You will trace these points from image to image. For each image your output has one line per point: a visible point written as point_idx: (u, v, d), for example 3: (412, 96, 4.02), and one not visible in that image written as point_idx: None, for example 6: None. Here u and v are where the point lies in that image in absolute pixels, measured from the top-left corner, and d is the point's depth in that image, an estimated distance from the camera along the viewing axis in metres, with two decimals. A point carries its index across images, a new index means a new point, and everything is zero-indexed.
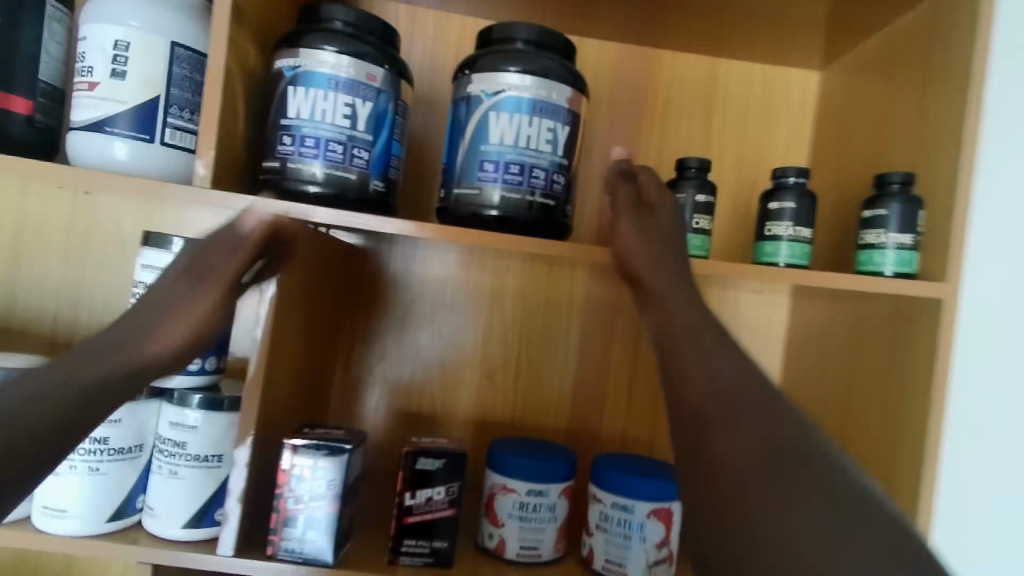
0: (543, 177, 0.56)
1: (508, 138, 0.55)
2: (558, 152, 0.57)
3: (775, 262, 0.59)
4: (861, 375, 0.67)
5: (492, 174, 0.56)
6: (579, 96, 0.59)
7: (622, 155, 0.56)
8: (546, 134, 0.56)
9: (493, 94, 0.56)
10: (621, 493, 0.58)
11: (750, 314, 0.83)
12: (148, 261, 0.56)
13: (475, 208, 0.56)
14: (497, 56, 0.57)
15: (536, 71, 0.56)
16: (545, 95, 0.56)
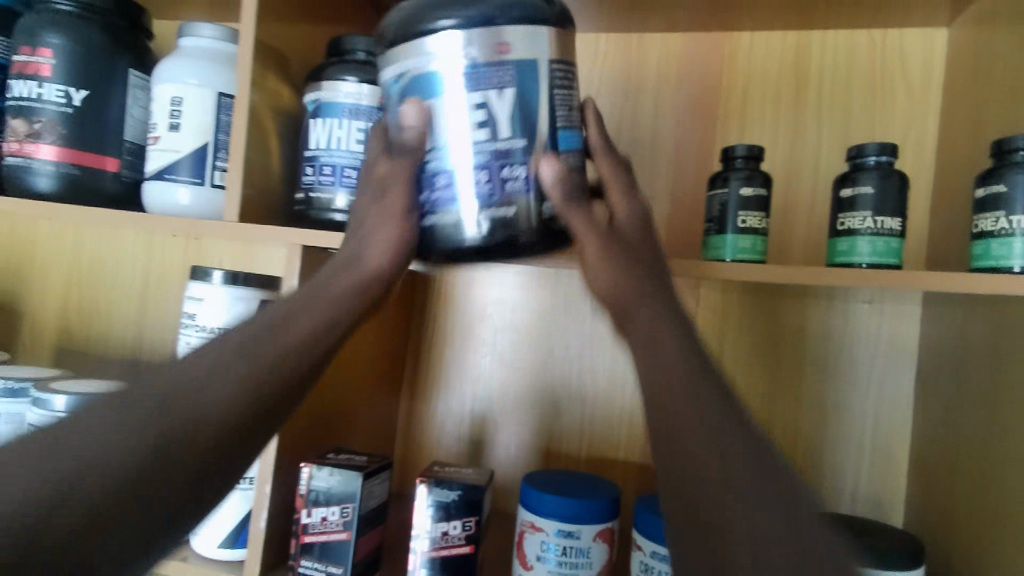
0: (505, 171, 0.39)
1: (450, 134, 0.40)
2: (515, 131, 0.39)
3: (853, 263, 0.48)
4: (1009, 408, 0.50)
5: (441, 188, 0.40)
6: (549, 35, 0.40)
7: (551, 174, 0.39)
8: (477, 114, 0.39)
9: (408, 79, 0.40)
10: (660, 542, 0.52)
11: (867, 331, 0.66)
12: (193, 293, 0.60)
13: (439, 238, 0.41)
14: (421, 7, 0.40)
15: (462, 18, 0.38)
16: (484, 54, 0.38)
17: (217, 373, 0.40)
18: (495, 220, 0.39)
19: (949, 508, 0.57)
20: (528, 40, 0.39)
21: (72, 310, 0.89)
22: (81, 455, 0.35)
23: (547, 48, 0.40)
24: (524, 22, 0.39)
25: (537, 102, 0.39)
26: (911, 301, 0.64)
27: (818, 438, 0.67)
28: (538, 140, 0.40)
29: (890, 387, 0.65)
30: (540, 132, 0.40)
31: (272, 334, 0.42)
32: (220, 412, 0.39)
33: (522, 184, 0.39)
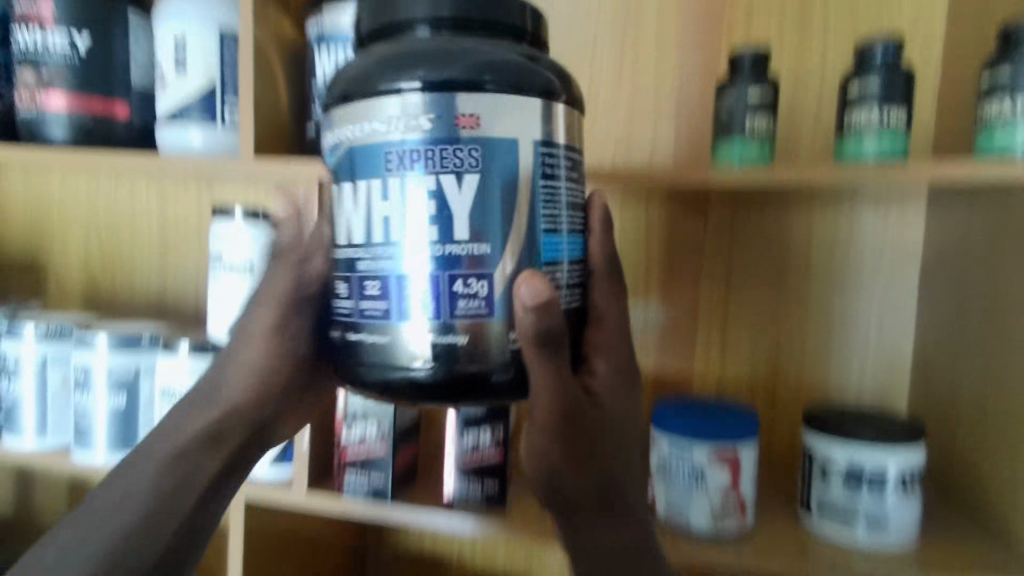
0: (465, 287, 0.36)
1: (402, 229, 0.36)
2: (482, 235, 0.36)
3: (861, 161, 0.50)
4: (1011, 297, 0.53)
5: (383, 301, 0.37)
6: (546, 108, 0.36)
7: (534, 291, 0.35)
8: (425, 202, 0.35)
9: (356, 141, 0.37)
10: (678, 436, 0.56)
11: (873, 235, 0.67)
12: (219, 231, 0.62)
13: (376, 361, 0.37)
14: (383, 59, 0.36)
15: (424, 80, 0.35)
16: (457, 130, 0.35)
17: (182, 424, 0.50)
18: (439, 352, 0.36)
19: (949, 397, 0.61)
20: (513, 112, 0.35)
21: (95, 262, 0.92)
22: (120, 511, 0.47)
23: (540, 123, 0.36)
24: (507, 94, 0.35)
25: (513, 192, 0.36)
26: (915, 203, 0.66)
27: (826, 341, 0.69)
28: (512, 242, 0.36)
29: (895, 288, 0.67)
30: (510, 235, 0.36)
31: (215, 395, 0.51)
32: (128, 487, 0.48)
33: (481, 304, 0.36)
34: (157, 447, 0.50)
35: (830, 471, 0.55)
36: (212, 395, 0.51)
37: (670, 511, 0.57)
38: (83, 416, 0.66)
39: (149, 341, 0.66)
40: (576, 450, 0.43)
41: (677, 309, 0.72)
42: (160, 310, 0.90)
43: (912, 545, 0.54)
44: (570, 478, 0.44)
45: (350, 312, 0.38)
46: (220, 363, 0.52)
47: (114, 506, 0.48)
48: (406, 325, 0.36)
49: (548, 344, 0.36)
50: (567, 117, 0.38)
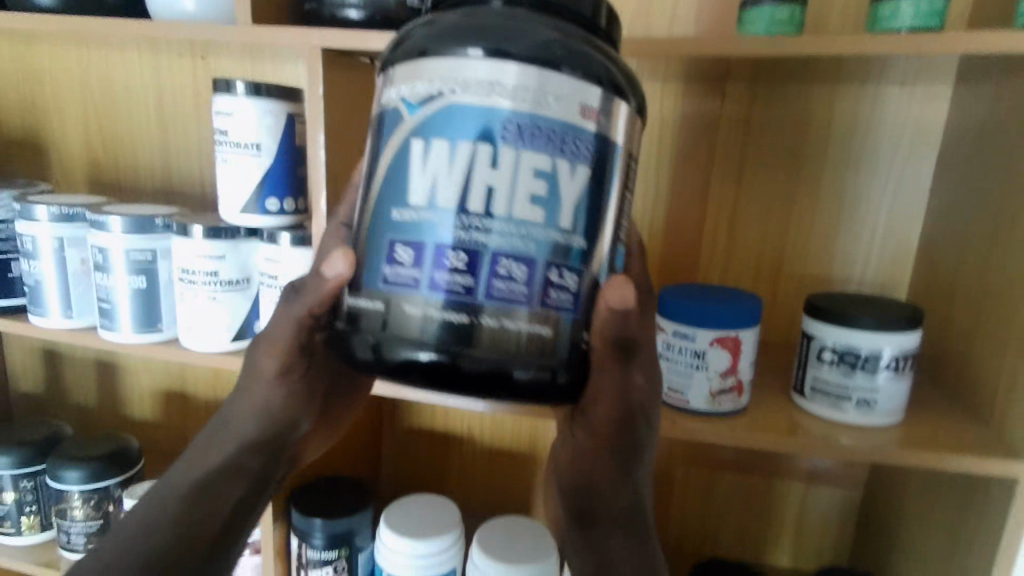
0: (500, 270, 0.33)
1: (443, 198, 0.33)
2: (531, 214, 0.33)
3: (896, 29, 0.47)
4: (1022, 177, 0.52)
5: (407, 267, 0.34)
6: (607, 101, 0.33)
7: (624, 297, 0.35)
8: (483, 175, 0.32)
9: (418, 101, 0.33)
10: (683, 320, 0.55)
11: (893, 117, 0.66)
12: (221, 108, 0.58)
13: (385, 333, 0.34)
14: (458, 23, 0.33)
15: (504, 50, 0.32)
16: (518, 104, 0.32)
17: (205, 451, 0.51)
18: (457, 330, 0.33)
19: (948, 283, 0.62)
20: (582, 99, 0.32)
21: (94, 142, 0.90)
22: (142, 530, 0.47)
23: (598, 118, 0.33)
24: (577, 77, 0.32)
25: (568, 184, 0.33)
26: (942, 82, 0.63)
27: (834, 226, 0.69)
28: (558, 235, 0.33)
29: (909, 173, 0.66)
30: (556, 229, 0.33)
31: (229, 420, 0.52)
32: (168, 489, 0.50)
33: (511, 291, 0.33)
34: (181, 472, 0.51)
35: (825, 352, 0.55)
36: (240, 398, 0.52)
37: (671, 392, 0.57)
38: (106, 298, 0.67)
39: (162, 224, 0.66)
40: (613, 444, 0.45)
41: (688, 192, 0.71)
42: (167, 195, 0.89)
43: (896, 421, 0.55)
44: (603, 472, 0.47)
45: (368, 273, 0.35)
46: (231, 397, 0.52)
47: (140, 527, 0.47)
48: (429, 298, 0.33)
49: (620, 350, 0.38)
50: (627, 120, 0.35)
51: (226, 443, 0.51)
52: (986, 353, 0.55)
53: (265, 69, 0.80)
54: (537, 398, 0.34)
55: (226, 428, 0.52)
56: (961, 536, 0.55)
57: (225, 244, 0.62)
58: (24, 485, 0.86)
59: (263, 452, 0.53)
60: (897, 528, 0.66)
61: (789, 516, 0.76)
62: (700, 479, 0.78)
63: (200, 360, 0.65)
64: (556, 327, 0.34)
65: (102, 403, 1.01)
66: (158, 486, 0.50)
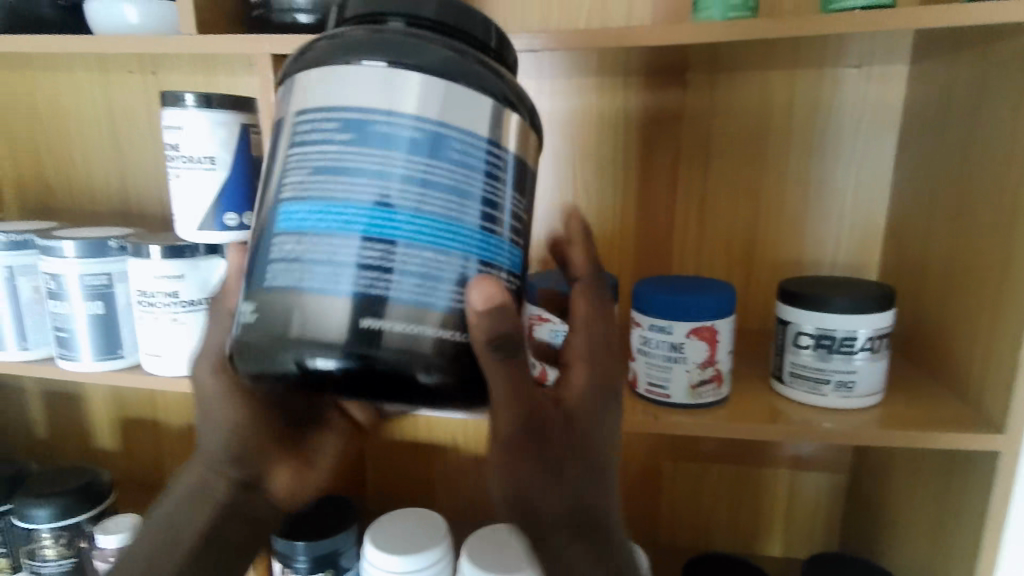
0: (409, 279, 0.31)
1: (344, 207, 0.31)
2: (433, 219, 0.31)
3: (851, 8, 0.47)
4: (984, 149, 0.52)
5: (307, 275, 0.31)
6: (501, 113, 0.32)
7: (489, 299, 0.31)
8: (349, 175, 0.31)
9: (301, 111, 0.32)
10: (658, 314, 0.54)
11: (854, 98, 0.66)
12: (170, 122, 0.56)
13: (282, 338, 0.31)
14: (352, 37, 0.32)
15: (391, 61, 0.31)
16: (424, 110, 0.30)
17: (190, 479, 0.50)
18: (363, 335, 0.30)
19: (919, 260, 0.62)
20: (477, 111, 0.31)
21: (47, 166, 0.87)
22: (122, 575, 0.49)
23: (494, 128, 0.32)
24: (477, 90, 0.31)
25: (473, 194, 0.32)
26: (899, 61, 0.63)
27: (802, 210, 0.69)
28: (464, 246, 0.32)
29: (872, 153, 0.67)
30: (462, 240, 0.31)
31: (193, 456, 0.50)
32: (164, 525, 0.51)
33: (423, 298, 0.31)
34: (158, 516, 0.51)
35: (801, 337, 0.54)
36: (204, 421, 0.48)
37: (651, 386, 0.56)
38: (63, 326, 0.64)
39: (118, 246, 0.63)
40: (534, 449, 0.36)
41: (655, 184, 0.71)
42: (125, 215, 0.86)
43: (876, 402, 0.55)
44: (539, 482, 0.36)
45: (266, 277, 0.32)
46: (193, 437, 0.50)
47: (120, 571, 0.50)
48: (332, 301, 0.30)
49: (508, 355, 0.32)
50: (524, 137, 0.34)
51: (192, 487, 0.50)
52: (961, 327, 0.55)
53: (219, 81, 0.78)
54: (437, 402, 0.33)
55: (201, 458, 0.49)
56: (950, 512, 0.55)
57: (185, 264, 0.60)
58: None
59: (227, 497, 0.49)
60: (885, 509, 0.66)
61: (777, 503, 0.76)
62: (687, 473, 0.77)
63: (165, 384, 0.63)
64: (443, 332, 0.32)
65: (71, 436, 0.97)
66: (159, 517, 0.51)
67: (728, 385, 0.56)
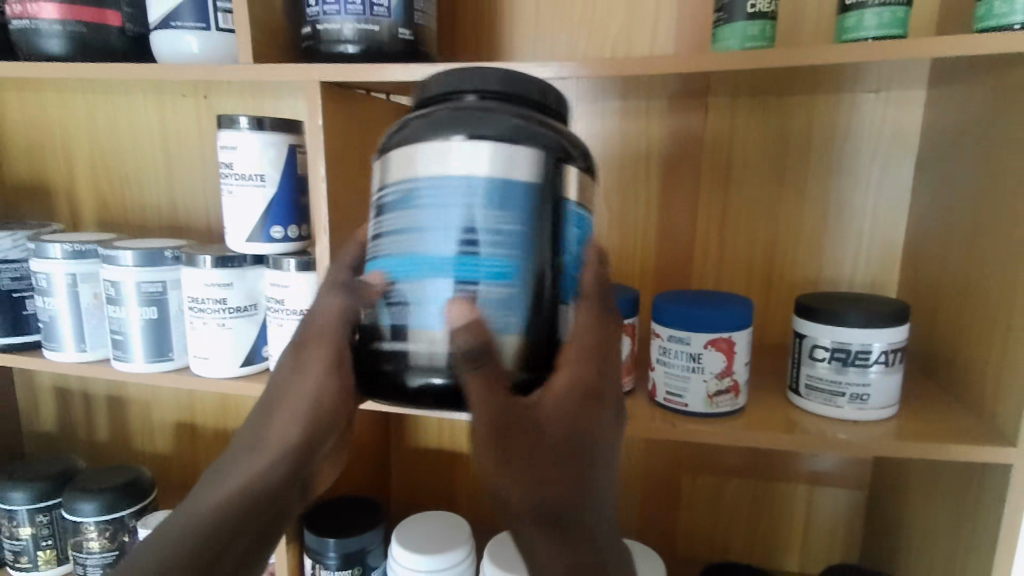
0: (496, 309, 0.36)
1: (434, 258, 0.36)
2: (511, 260, 0.36)
3: (859, 38, 0.50)
4: (998, 172, 0.54)
5: (412, 313, 0.36)
6: (561, 166, 0.37)
7: (463, 313, 0.35)
8: (437, 229, 0.36)
9: (394, 180, 0.37)
10: (676, 325, 0.56)
11: (873, 121, 0.68)
12: (225, 143, 0.61)
13: (399, 366, 0.37)
14: (431, 114, 0.37)
15: (466, 133, 0.35)
16: (501, 172, 0.35)
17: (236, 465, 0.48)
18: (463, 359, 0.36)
19: (936, 279, 0.63)
20: (542, 166, 0.36)
21: (102, 182, 0.93)
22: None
23: (554, 178, 0.37)
24: (541, 150, 0.36)
25: (543, 236, 0.36)
26: (917, 87, 0.66)
27: (821, 228, 0.71)
28: (541, 279, 0.37)
29: (890, 174, 0.69)
30: (540, 273, 0.37)
31: (257, 446, 0.48)
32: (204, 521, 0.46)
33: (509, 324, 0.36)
34: (183, 523, 0.46)
35: (817, 350, 0.56)
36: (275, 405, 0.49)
37: (669, 396, 0.58)
38: (119, 329, 0.69)
39: (172, 256, 0.68)
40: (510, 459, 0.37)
41: (678, 201, 0.74)
42: (173, 229, 0.92)
43: (891, 415, 0.56)
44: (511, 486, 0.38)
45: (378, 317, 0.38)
46: (260, 424, 0.49)
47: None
48: (434, 335, 0.36)
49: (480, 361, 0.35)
50: (577, 179, 0.39)
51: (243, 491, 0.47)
52: (976, 343, 0.56)
53: (265, 104, 0.83)
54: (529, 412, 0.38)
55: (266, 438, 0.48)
56: (965, 525, 0.56)
57: (232, 272, 0.64)
58: (40, 519, 0.87)
59: (275, 496, 0.49)
60: (902, 523, 0.67)
61: (795, 516, 0.77)
62: (705, 484, 0.79)
63: (209, 386, 0.67)
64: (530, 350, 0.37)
65: (115, 437, 1.03)
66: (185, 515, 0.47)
67: (745, 396, 0.58)
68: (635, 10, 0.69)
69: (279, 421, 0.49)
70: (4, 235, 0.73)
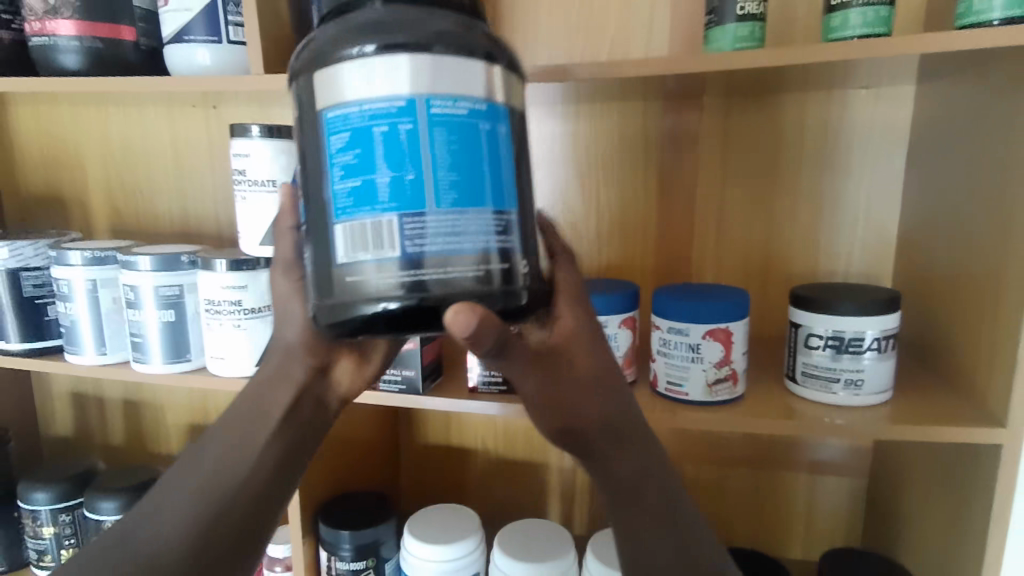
0: (441, 228, 0.35)
1: (371, 185, 0.35)
2: (448, 177, 0.35)
3: (845, 36, 0.52)
4: (984, 162, 0.56)
5: (350, 245, 0.36)
6: (485, 70, 0.35)
7: (469, 322, 0.33)
8: (369, 151, 0.35)
9: (317, 102, 0.36)
10: (675, 317, 0.58)
11: (864, 116, 0.70)
12: (238, 151, 0.64)
13: (349, 295, 0.36)
14: (342, 31, 0.36)
15: (381, 45, 0.34)
16: (425, 83, 0.34)
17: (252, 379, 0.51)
18: (408, 283, 0.35)
19: (927, 268, 0.65)
20: (466, 73, 0.35)
21: (116, 191, 0.96)
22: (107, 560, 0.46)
23: (480, 85, 0.35)
24: (460, 56, 0.34)
25: (478, 149, 0.35)
26: (906, 83, 0.68)
27: (818, 219, 0.73)
28: (473, 191, 0.35)
29: (883, 166, 0.70)
30: (473, 186, 0.35)
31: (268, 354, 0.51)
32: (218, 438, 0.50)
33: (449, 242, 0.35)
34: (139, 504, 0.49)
35: (812, 338, 0.58)
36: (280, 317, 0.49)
37: (670, 385, 0.60)
38: (138, 332, 0.71)
39: (188, 261, 0.71)
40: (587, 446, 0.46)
41: (676, 197, 0.76)
42: (186, 235, 0.95)
43: (886, 400, 0.58)
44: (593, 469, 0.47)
45: (326, 253, 0.37)
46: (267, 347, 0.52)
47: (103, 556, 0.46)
48: (381, 265, 0.35)
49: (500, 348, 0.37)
50: (510, 84, 0.37)
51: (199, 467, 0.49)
52: (966, 330, 0.58)
53: (272, 113, 0.86)
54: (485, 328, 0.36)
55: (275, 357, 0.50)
56: (961, 506, 0.58)
57: (246, 275, 0.67)
58: (63, 519, 0.90)
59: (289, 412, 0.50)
60: (901, 508, 0.68)
61: (797, 504, 0.78)
62: (708, 473, 0.80)
63: (226, 385, 0.69)
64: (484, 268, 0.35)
65: (132, 439, 1.05)
66: (206, 436, 0.51)
67: (744, 385, 0.60)
68: (630, 14, 0.71)
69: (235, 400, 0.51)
70: (26, 243, 0.76)
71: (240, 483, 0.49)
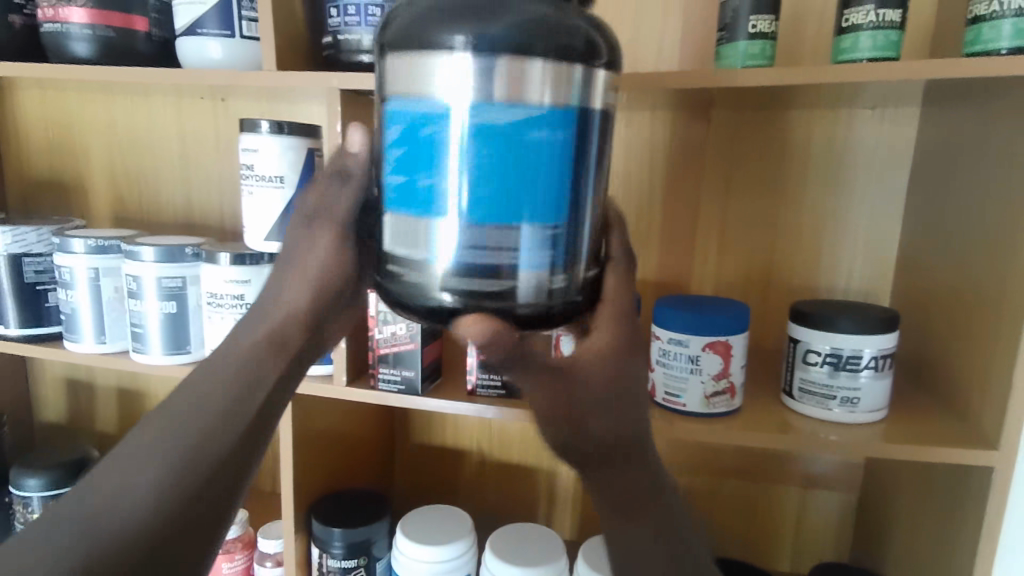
0: (515, 237, 0.37)
1: (455, 188, 0.37)
2: (531, 189, 0.36)
3: (855, 58, 0.53)
4: (987, 187, 0.57)
5: (421, 240, 0.38)
6: (583, 76, 0.36)
7: (489, 332, 0.38)
8: (458, 154, 0.36)
9: (407, 94, 0.37)
10: (676, 328, 0.59)
11: (868, 136, 0.71)
12: (246, 146, 0.64)
13: (417, 283, 0.39)
14: (442, 15, 0.36)
15: (481, 44, 0.35)
16: (519, 92, 0.35)
17: (242, 334, 0.50)
18: (473, 285, 0.38)
19: (925, 289, 0.66)
20: (564, 81, 0.36)
21: (119, 179, 0.96)
22: (82, 542, 0.40)
23: (576, 93, 0.36)
24: (560, 65, 0.35)
25: (563, 159, 0.37)
26: (911, 105, 0.68)
27: (819, 237, 0.74)
28: (545, 202, 0.37)
29: (885, 187, 0.71)
30: (552, 198, 0.37)
31: (265, 312, 0.50)
32: (202, 395, 0.47)
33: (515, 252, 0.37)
34: (97, 481, 0.43)
35: (810, 354, 0.59)
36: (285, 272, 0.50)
37: (667, 395, 0.61)
38: (139, 322, 0.71)
39: (192, 253, 0.71)
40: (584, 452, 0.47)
41: (679, 207, 0.76)
42: (188, 226, 0.95)
43: (880, 419, 0.59)
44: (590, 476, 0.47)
45: (400, 241, 0.39)
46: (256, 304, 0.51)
47: (74, 539, 0.40)
48: (451, 265, 0.38)
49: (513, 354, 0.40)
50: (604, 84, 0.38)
51: (176, 432, 0.45)
52: (962, 352, 0.59)
53: (281, 108, 0.86)
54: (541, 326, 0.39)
55: (277, 321, 0.50)
56: (950, 526, 0.58)
57: (250, 269, 0.67)
58: (53, 506, 0.90)
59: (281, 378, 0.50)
60: (891, 524, 0.69)
61: (788, 516, 0.79)
62: (701, 483, 0.81)
63: None
64: (550, 276, 0.38)
65: (125, 427, 1.05)
66: (184, 394, 0.47)
67: (741, 397, 0.61)
68: (641, 25, 0.72)
69: (213, 367, 0.49)
70: (29, 229, 0.76)
71: (228, 450, 0.47)
